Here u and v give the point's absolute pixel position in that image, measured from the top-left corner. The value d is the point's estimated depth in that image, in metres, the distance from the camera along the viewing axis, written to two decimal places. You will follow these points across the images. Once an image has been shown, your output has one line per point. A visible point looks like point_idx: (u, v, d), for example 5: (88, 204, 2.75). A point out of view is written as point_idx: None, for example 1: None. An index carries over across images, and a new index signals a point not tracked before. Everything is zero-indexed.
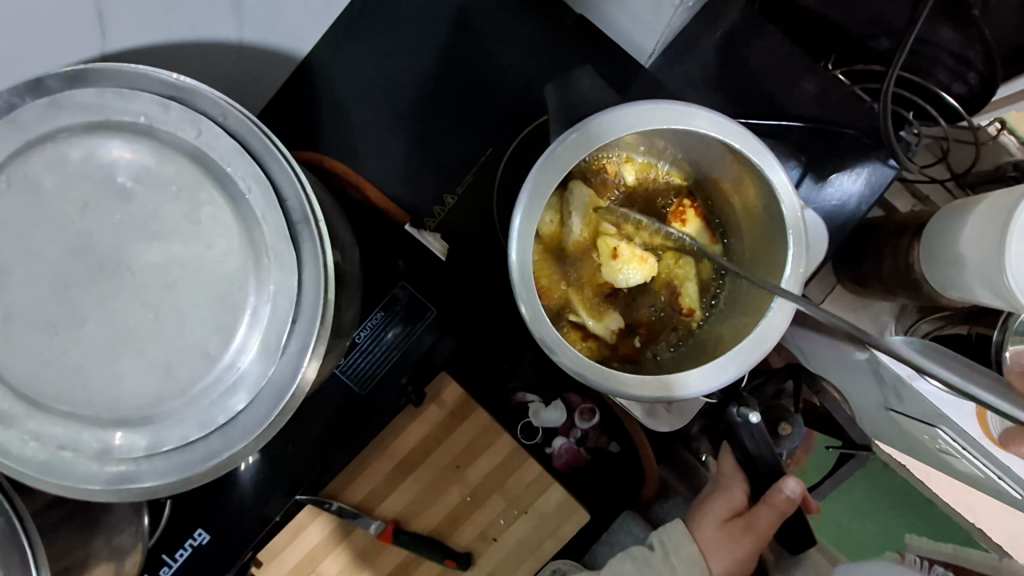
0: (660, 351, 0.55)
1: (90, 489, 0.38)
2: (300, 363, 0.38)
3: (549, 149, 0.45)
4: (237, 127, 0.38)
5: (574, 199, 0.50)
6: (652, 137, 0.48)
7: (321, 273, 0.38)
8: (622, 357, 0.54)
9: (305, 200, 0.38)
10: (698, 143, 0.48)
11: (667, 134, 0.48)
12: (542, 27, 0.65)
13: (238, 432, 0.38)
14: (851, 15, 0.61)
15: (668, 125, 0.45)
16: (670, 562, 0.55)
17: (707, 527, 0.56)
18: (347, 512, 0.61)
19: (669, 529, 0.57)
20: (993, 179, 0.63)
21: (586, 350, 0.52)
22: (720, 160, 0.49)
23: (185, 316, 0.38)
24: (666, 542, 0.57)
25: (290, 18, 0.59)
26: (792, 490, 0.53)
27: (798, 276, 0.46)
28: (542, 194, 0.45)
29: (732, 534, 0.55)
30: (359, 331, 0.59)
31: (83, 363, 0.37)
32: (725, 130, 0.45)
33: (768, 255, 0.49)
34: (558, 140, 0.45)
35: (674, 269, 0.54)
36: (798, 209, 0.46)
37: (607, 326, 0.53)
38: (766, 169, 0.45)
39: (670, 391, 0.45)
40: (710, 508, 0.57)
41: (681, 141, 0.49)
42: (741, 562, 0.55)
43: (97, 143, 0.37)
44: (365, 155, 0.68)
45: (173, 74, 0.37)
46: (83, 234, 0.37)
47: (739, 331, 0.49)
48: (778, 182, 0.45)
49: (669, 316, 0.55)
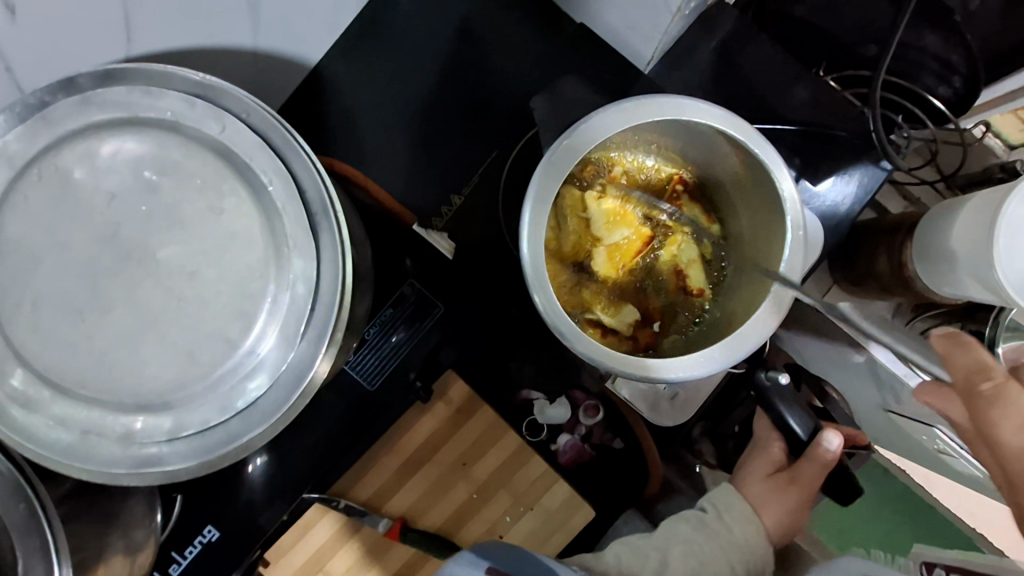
0: (677, 334, 0.56)
1: (114, 473, 0.39)
2: (317, 351, 0.39)
3: (550, 150, 0.47)
4: (260, 124, 0.40)
5: (568, 205, 0.53)
6: (637, 132, 0.51)
7: (339, 262, 0.40)
8: (644, 346, 0.55)
9: (325, 193, 0.40)
10: (681, 129, 0.50)
11: (652, 125, 0.50)
12: (543, 37, 0.68)
13: (258, 416, 0.39)
14: (840, 23, 0.64)
15: (655, 116, 0.47)
16: (726, 524, 0.52)
17: (750, 483, 0.55)
18: (355, 510, 0.61)
19: (715, 491, 0.55)
20: (979, 181, 0.66)
21: (611, 347, 0.53)
22: (706, 142, 0.51)
23: (207, 303, 0.39)
24: (721, 505, 0.53)
25: (303, 26, 0.61)
26: (833, 441, 0.53)
27: (799, 236, 0.47)
28: (547, 193, 0.47)
29: (779, 486, 0.54)
30: (369, 328, 0.63)
31: (108, 350, 0.39)
32: (707, 113, 0.47)
33: (767, 224, 0.51)
34: (552, 146, 0.47)
35: (678, 254, 0.56)
36: (790, 183, 0.47)
37: (624, 321, 0.54)
38: (751, 142, 0.47)
39: (648, 371, 0.46)
40: (752, 467, 0.57)
41: (665, 129, 0.51)
42: (792, 514, 0.53)
43: (127, 138, 0.39)
44: (373, 160, 0.70)
45: (200, 74, 0.39)
46: (110, 225, 0.39)
47: (752, 303, 0.50)
48: (769, 158, 0.47)
49: (678, 300, 0.56)
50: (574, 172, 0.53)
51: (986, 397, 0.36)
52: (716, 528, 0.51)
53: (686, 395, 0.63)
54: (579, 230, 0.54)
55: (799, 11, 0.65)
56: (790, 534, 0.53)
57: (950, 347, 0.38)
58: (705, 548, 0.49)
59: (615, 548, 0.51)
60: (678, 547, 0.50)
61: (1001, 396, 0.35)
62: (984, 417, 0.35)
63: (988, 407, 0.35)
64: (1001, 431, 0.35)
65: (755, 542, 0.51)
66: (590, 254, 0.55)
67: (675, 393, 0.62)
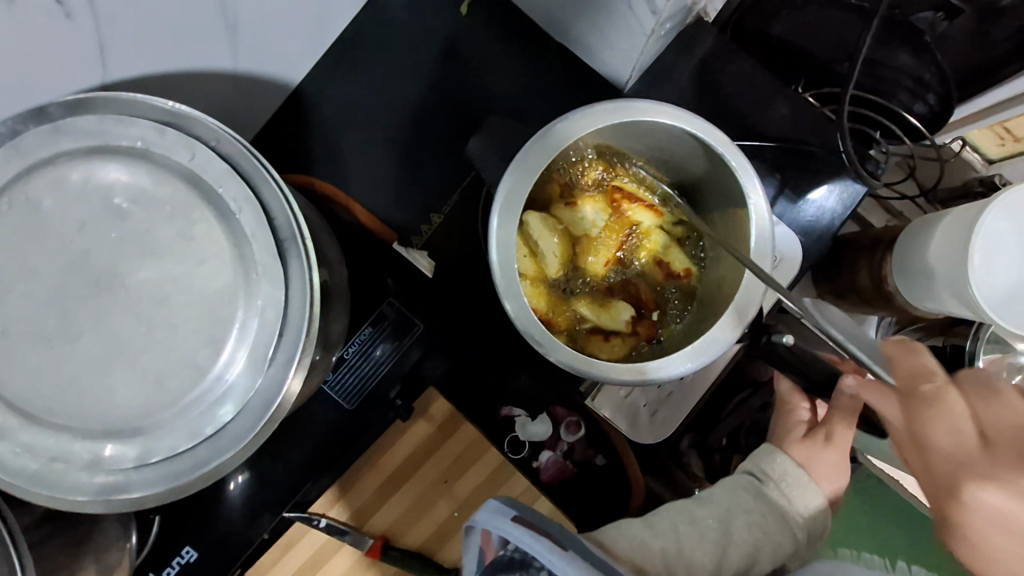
0: (673, 319, 0.56)
1: (79, 501, 0.39)
2: (285, 375, 0.40)
3: (509, 175, 0.47)
4: (230, 151, 0.40)
5: (535, 229, 0.52)
6: (594, 137, 0.51)
7: (308, 289, 0.40)
8: (647, 340, 0.54)
9: (293, 218, 0.40)
10: (621, 130, 0.50)
11: (593, 133, 0.50)
12: (524, 55, 0.69)
13: (226, 443, 0.39)
14: (817, 42, 0.64)
15: (602, 122, 0.48)
16: (784, 493, 0.49)
17: (786, 446, 0.52)
18: (335, 529, 0.60)
19: (764, 459, 0.52)
20: (961, 195, 0.66)
21: (618, 350, 0.53)
22: (647, 134, 0.51)
23: (176, 330, 0.39)
24: (777, 473, 0.50)
25: (283, 46, 0.62)
26: None
27: (759, 199, 0.48)
28: (511, 217, 0.47)
29: (814, 445, 0.51)
30: (348, 347, 0.64)
31: (77, 377, 0.39)
32: (639, 110, 0.47)
33: (727, 190, 0.51)
34: (509, 172, 0.48)
35: (652, 244, 0.55)
36: (734, 151, 0.47)
37: (622, 322, 0.54)
38: (685, 122, 0.47)
39: (643, 374, 0.47)
40: (784, 433, 0.53)
41: (606, 134, 0.51)
42: (837, 470, 0.51)
43: (97, 166, 0.39)
44: (355, 178, 0.70)
45: (170, 102, 0.39)
46: (80, 253, 0.39)
47: (737, 272, 0.50)
48: (729, 153, 0.48)
49: (667, 286, 0.56)
50: (532, 198, 0.53)
51: (926, 394, 0.36)
52: (775, 498, 0.49)
53: (666, 413, 0.63)
54: (551, 249, 0.52)
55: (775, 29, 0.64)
56: (838, 489, 0.51)
57: (901, 356, 0.39)
58: (766, 519, 0.47)
59: (667, 518, 0.47)
60: (742, 520, 0.47)
61: (938, 398, 0.35)
62: (921, 415, 0.35)
63: (924, 407, 0.35)
64: (934, 433, 0.34)
65: (815, 506, 0.49)
66: (568, 267, 0.55)
67: (655, 410, 0.63)
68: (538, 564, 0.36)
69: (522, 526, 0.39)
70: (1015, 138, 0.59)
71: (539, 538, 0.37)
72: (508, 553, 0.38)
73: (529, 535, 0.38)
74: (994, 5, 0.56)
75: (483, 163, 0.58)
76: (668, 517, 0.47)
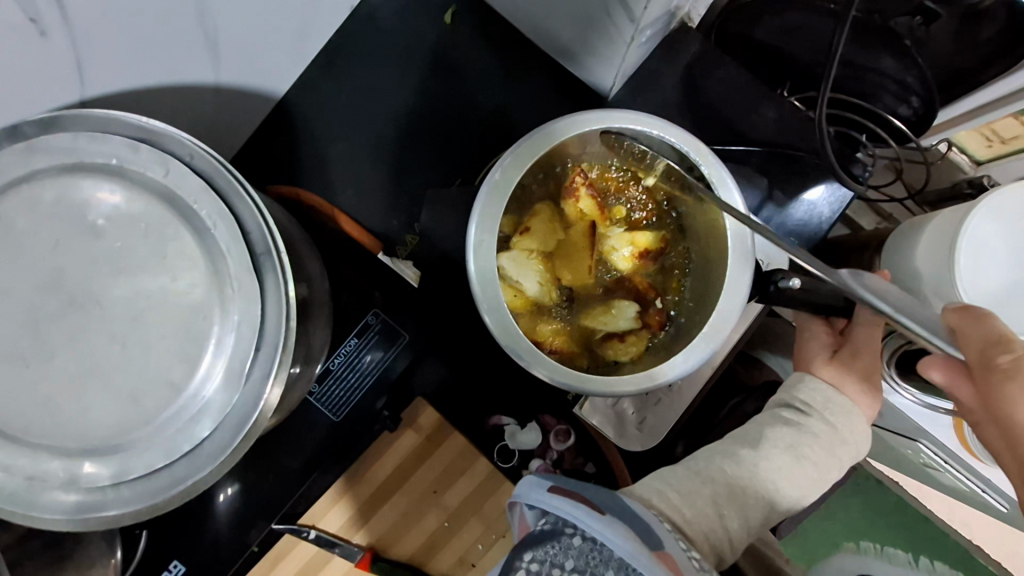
0: (678, 291, 0.55)
1: (57, 518, 0.40)
2: (263, 389, 0.40)
3: (477, 204, 0.48)
4: (203, 165, 0.40)
5: (510, 268, 0.51)
6: (566, 150, 0.51)
7: (283, 303, 0.40)
8: (660, 326, 0.54)
9: (267, 232, 0.40)
10: (579, 141, 0.51)
11: (557, 149, 0.50)
12: (507, 60, 0.69)
13: (202, 459, 0.40)
14: (801, 47, 0.63)
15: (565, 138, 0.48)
16: (829, 421, 0.48)
17: (816, 368, 0.50)
18: (325, 541, 0.60)
19: (798, 388, 0.50)
20: (949, 197, 0.65)
21: (637, 347, 0.53)
22: (604, 138, 0.51)
23: (152, 346, 0.39)
24: (819, 402, 0.49)
25: (265, 59, 0.62)
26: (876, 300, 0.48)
27: (717, 173, 0.48)
28: (484, 247, 0.48)
29: (845, 363, 0.49)
30: (333, 359, 0.63)
31: (52, 396, 0.39)
32: (593, 120, 0.48)
33: (683, 169, 0.51)
34: (479, 197, 0.48)
35: (613, 251, 0.54)
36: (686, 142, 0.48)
37: (628, 320, 0.53)
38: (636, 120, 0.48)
39: (647, 380, 0.47)
40: (809, 353, 0.51)
41: (566, 147, 0.51)
42: (870, 380, 0.49)
43: (68, 186, 0.39)
44: (342, 187, 0.70)
45: (145, 119, 0.39)
46: (53, 270, 0.39)
47: (720, 251, 0.50)
48: (705, 161, 0.48)
49: (654, 268, 0.55)
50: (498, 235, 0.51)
51: (1004, 369, 0.36)
52: (820, 429, 0.48)
53: (654, 420, 0.62)
54: (533, 279, 0.52)
55: (758, 34, 0.64)
56: (875, 404, 0.50)
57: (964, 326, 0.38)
58: (813, 453, 0.47)
59: (709, 460, 0.47)
60: (785, 456, 0.47)
61: (1014, 373, 0.36)
62: (1002, 392, 0.36)
63: (999, 383, 0.36)
64: (1013, 404, 0.36)
65: (852, 454, 0.49)
66: (557, 289, 0.54)
67: (642, 417, 0.62)
68: (571, 529, 0.39)
69: (559, 495, 0.41)
70: (1002, 139, 0.59)
71: (579, 505, 0.39)
72: (539, 527, 0.40)
73: (567, 503, 0.39)
74: (974, 8, 0.52)
75: (440, 234, 0.60)
76: (711, 460, 0.47)
